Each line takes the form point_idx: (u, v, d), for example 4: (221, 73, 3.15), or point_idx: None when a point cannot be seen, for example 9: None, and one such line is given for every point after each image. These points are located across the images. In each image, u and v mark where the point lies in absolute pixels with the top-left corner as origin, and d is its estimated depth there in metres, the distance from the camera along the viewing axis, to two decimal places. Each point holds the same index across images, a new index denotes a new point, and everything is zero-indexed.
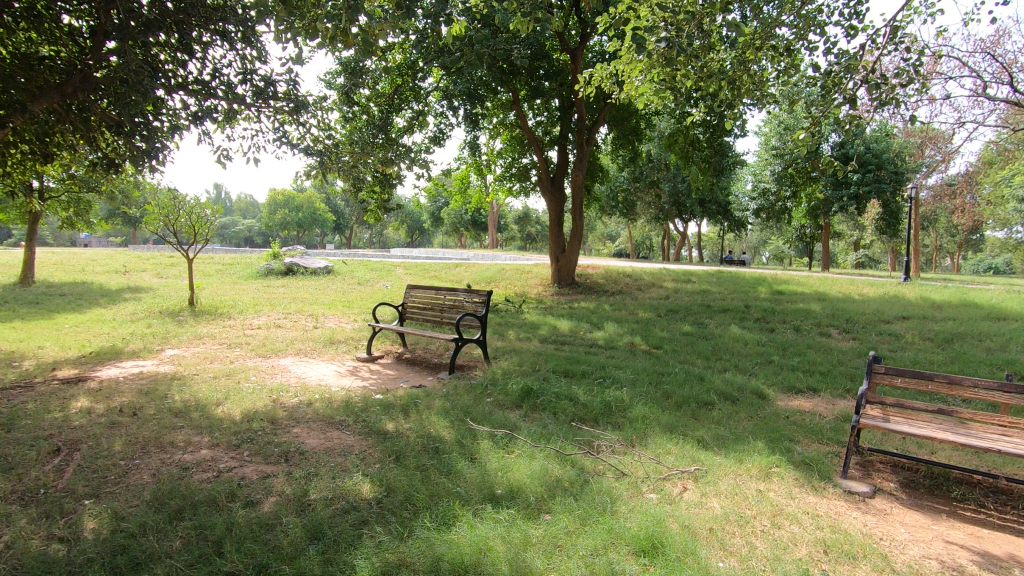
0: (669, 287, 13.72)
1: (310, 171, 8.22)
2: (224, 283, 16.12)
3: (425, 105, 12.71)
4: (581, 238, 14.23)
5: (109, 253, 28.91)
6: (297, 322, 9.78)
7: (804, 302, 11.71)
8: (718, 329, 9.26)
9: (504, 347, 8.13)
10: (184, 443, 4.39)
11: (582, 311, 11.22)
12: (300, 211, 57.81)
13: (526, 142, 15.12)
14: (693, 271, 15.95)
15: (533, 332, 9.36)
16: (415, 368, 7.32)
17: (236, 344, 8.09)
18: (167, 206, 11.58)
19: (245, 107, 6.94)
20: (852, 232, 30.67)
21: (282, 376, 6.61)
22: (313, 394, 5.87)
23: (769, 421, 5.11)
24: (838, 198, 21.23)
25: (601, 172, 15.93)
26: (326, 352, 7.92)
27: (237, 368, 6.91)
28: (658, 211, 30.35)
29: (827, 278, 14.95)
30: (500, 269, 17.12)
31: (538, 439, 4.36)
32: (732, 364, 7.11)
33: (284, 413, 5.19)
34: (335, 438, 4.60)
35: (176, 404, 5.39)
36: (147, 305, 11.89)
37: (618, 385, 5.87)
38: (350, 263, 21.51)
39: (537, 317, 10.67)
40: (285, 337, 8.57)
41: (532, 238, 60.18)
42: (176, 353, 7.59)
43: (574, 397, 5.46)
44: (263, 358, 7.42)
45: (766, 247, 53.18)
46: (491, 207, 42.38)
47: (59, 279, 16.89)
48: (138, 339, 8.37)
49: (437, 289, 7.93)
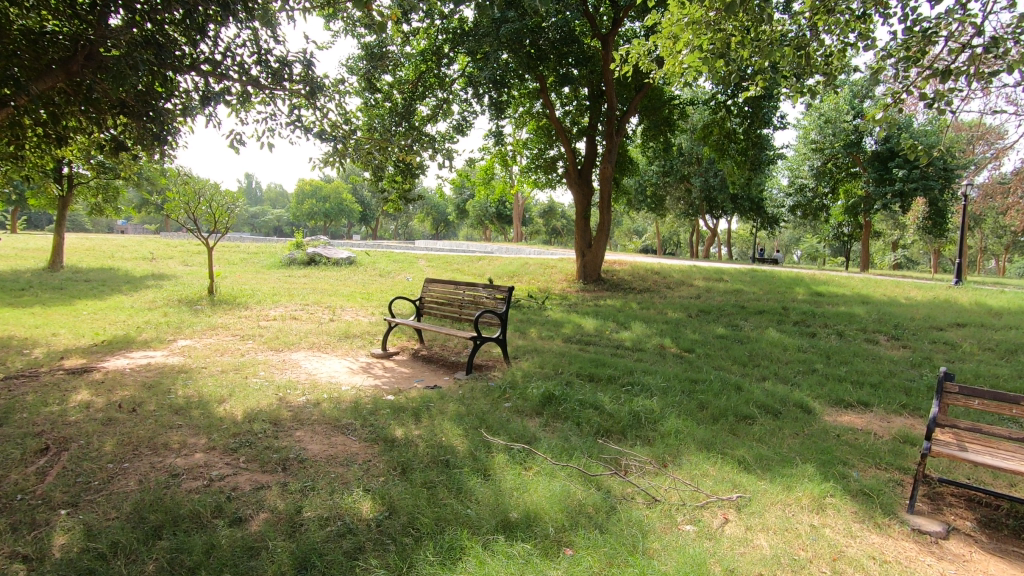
0: (700, 285, 13.12)
1: (328, 157, 7.89)
2: (246, 272, 16.06)
3: (450, 93, 12.28)
4: (608, 232, 13.70)
5: (140, 240, 29.36)
6: (314, 314, 9.52)
7: (847, 304, 10.97)
8: (754, 332, 8.69)
9: (526, 346, 7.71)
10: (178, 445, 4.11)
11: (607, 309, 10.73)
12: (327, 202, 58.29)
13: (553, 132, 14.58)
14: (725, 269, 15.25)
15: (556, 330, 8.93)
16: (431, 367, 6.95)
17: (249, 335, 7.87)
18: (188, 193, 11.45)
19: (260, 91, 6.63)
20: (895, 231, 29.24)
21: (292, 372, 6.32)
22: (322, 392, 5.55)
23: (818, 440, 4.59)
24: (881, 195, 20.25)
25: (631, 165, 15.30)
26: (340, 346, 7.62)
27: (247, 362, 6.66)
28: (688, 206, 29.50)
29: (870, 279, 14.11)
30: (524, 263, 16.70)
31: (559, 454, 3.94)
32: (771, 372, 6.56)
33: (289, 414, 4.87)
34: (339, 444, 4.25)
35: (178, 400, 5.12)
36: (167, 293, 11.82)
37: (648, 393, 5.40)
38: (373, 254, 21.38)
39: (560, 314, 10.23)
40: (300, 330, 8.31)
41: (557, 233, 59.48)
42: (188, 344, 7.39)
43: (599, 405, 5.01)
44: (275, 352, 7.16)
45: (799, 245, 51.57)
46: (516, 200, 42.00)
47: (87, 265, 17.09)
48: (153, 329, 8.21)
49: (456, 284, 7.54)
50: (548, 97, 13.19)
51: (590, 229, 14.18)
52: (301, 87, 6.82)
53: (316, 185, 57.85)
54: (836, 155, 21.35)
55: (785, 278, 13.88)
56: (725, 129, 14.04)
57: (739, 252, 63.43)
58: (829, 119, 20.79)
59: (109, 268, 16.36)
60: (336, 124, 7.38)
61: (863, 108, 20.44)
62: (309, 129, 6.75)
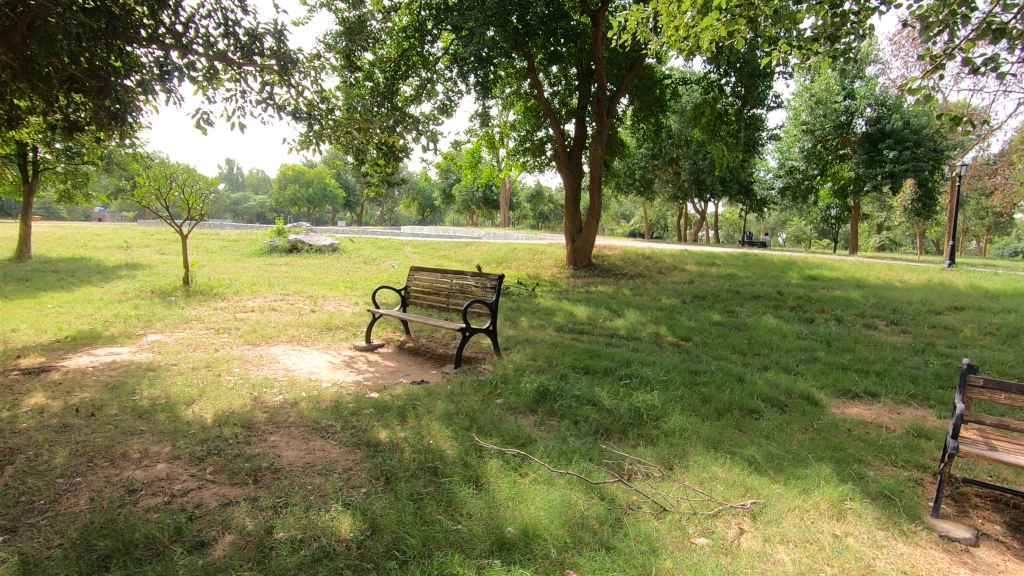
0: (692, 270, 12.86)
1: (306, 138, 7.41)
2: (225, 261, 15.49)
3: (435, 72, 11.77)
4: (598, 215, 13.40)
5: (115, 228, 28.41)
6: (294, 305, 9.10)
7: (842, 288, 10.77)
8: (751, 319, 8.45)
9: (517, 337, 7.38)
10: (138, 455, 3.73)
11: (599, 296, 10.43)
12: (311, 187, 57.19)
13: (542, 113, 14.12)
14: (717, 253, 15.01)
15: (547, 319, 8.62)
16: (418, 360, 6.60)
17: (225, 328, 7.45)
18: (159, 178, 10.88)
19: (230, 66, 6.14)
20: (882, 213, 29.23)
21: (268, 368, 5.93)
22: (301, 391, 5.18)
23: (829, 436, 4.33)
24: (872, 176, 20.09)
25: (621, 147, 14.90)
26: (322, 339, 7.24)
27: (221, 357, 6.25)
28: (676, 189, 29.22)
29: (862, 262, 13.94)
30: (512, 248, 16.32)
31: (558, 458, 3.64)
32: (772, 361, 6.31)
33: (263, 417, 4.50)
34: (317, 450, 3.91)
35: (142, 403, 4.73)
36: (139, 284, 11.29)
37: (648, 386, 5.11)
38: (357, 241, 20.83)
39: (551, 302, 9.91)
40: (279, 321, 7.90)
41: (544, 217, 58.96)
42: (158, 339, 6.95)
43: (597, 401, 4.71)
44: (252, 347, 6.75)
45: (785, 228, 51.69)
46: (504, 183, 41.55)
47: (57, 255, 16.41)
48: (121, 323, 7.75)
49: (443, 272, 7.17)
50: (536, 76, 12.74)
51: (580, 213, 13.82)
52: (273, 61, 6.35)
53: (299, 170, 56.64)
54: (827, 137, 21.08)
55: (777, 262, 13.69)
56: (715, 110, 13.72)
57: (726, 236, 63.52)
58: (820, 100, 20.54)
59: (81, 258, 15.75)
60: (315, 103, 6.89)
61: (854, 88, 20.22)
62: (284, 108, 6.24)
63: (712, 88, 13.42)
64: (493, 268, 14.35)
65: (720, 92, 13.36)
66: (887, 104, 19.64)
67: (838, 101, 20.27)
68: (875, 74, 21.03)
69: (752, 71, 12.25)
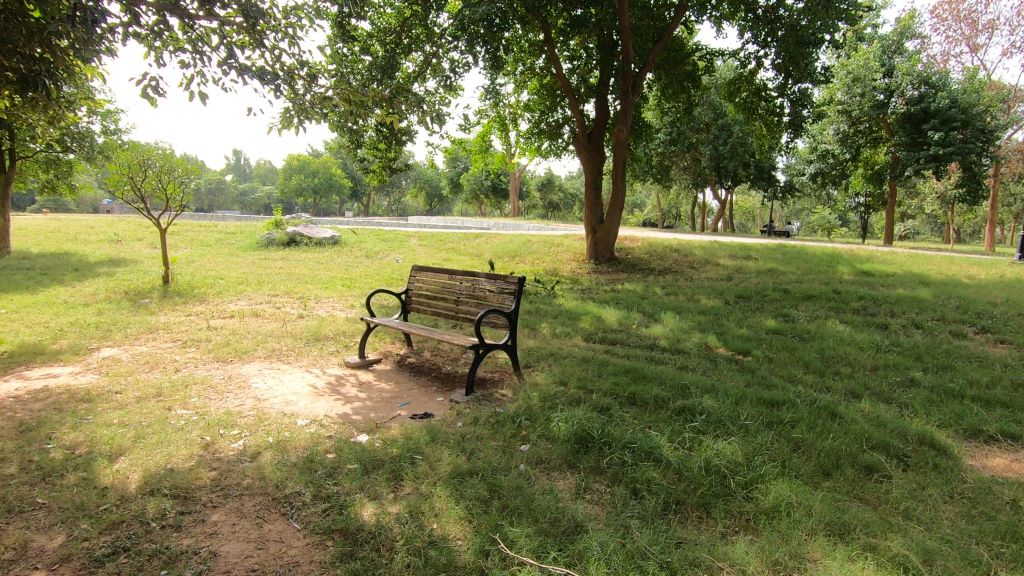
0: (727, 264, 11.57)
1: (286, 115, 6.19)
2: (216, 256, 14.36)
3: (439, 46, 10.48)
4: (622, 204, 12.12)
5: (110, 220, 27.27)
6: (281, 308, 7.94)
7: (903, 286, 9.43)
8: (812, 324, 7.18)
9: (540, 350, 6.17)
10: (9, 557, 2.57)
11: (627, 296, 9.18)
12: (317, 176, 56.09)
13: (559, 92, 12.77)
14: (750, 244, 13.67)
15: (572, 325, 7.42)
16: (421, 383, 5.42)
17: (194, 340, 6.29)
18: (131, 164, 9.70)
19: (183, 20, 4.91)
20: (913, 198, 27.54)
21: (235, 397, 4.77)
22: (268, 433, 4.02)
23: (991, 512, 3.08)
24: (913, 159, 18.56)
25: (647, 129, 13.50)
26: (306, 354, 6.07)
27: (180, 381, 5.10)
28: (695, 176, 27.82)
29: (917, 255, 12.50)
30: (526, 240, 15.10)
31: (625, 569, 2.45)
32: (860, 385, 5.06)
33: (208, 480, 3.32)
34: (272, 542, 2.73)
35: (54, 456, 3.57)
36: (115, 282, 10.19)
37: (722, 429, 3.89)
38: (360, 233, 19.66)
39: (574, 303, 8.70)
40: (258, 330, 6.73)
41: (555, 207, 57.37)
42: (111, 355, 5.81)
43: (659, 455, 3.49)
44: (222, 365, 5.60)
45: (804, 216, 49.95)
46: (515, 170, 40.24)
47: (40, 249, 15.40)
48: (76, 333, 6.63)
49: (450, 272, 5.97)
50: (552, 48, 11.37)
51: (602, 202, 12.54)
52: (240, 17, 5.15)
53: (304, 160, 55.64)
54: (863, 118, 19.58)
55: (820, 255, 12.32)
56: (752, 86, 12.39)
57: (740, 225, 61.85)
58: (857, 77, 18.96)
59: (63, 253, 14.66)
60: (296, 71, 5.66)
61: (894, 64, 18.53)
62: (249, 71, 4.97)
63: (749, 61, 12.04)
64: (506, 262, 13.13)
65: (758, 65, 11.99)
66: (930, 81, 18.01)
67: (877, 79, 18.66)
68: (915, 49, 19.43)
69: (799, 40, 10.84)
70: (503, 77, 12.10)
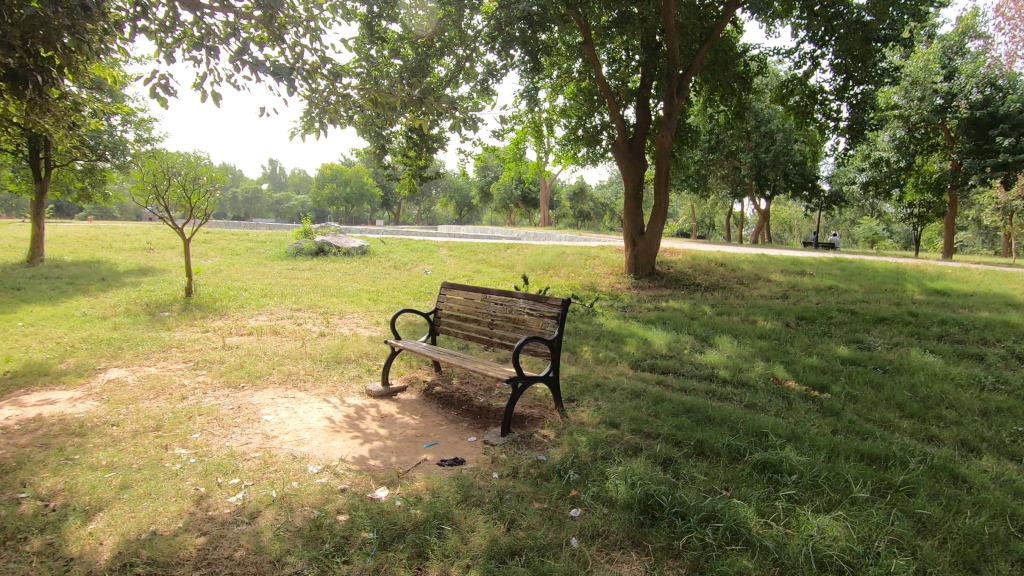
0: (780, 280, 10.68)
1: (310, 117, 5.68)
2: (243, 266, 14.12)
3: (474, 50, 9.96)
4: (664, 215, 11.34)
5: (146, 227, 27.63)
6: (301, 325, 7.42)
7: (988, 308, 8.38)
8: (893, 353, 6.29)
9: (583, 380, 5.48)
10: None
11: (674, 315, 8.39)
12: (348, 185, 56.59)
13: (597, 96, 12.12)
14: (802, 258, 12.72)
15: (617, 349, 6.70)
16: (450, 418, 4.79)
17: (206, 361, 5.80)
18: (155, 172, 9.43)
19: (194, 12, 4.41)
20: (970, 208, 25.82)
21: (242, 433, 4.22)
22: (274, 483, 3.43)
23: None
24: (979, 167, 17.26)
25: (692, 134, 12.70)
26: (325, 380, 5.51)
27: (184, 411, 4.58)
28: (735, 185, 26.73)
29: (994, 271, 11.33)
30: (560, 252, 14.44)
31: None
32: (974, 434, 4.20)
33: (194, 550, 2.74)
34: None
35: (23, 510, 3.05)
36: (139, 293, 9.90)
37: (822, 499, 3.12)
38: (389, 242, 19.28)
39: (616, 323, 7.98)
40: (275, 351, 6.20)
41: (585, 216, 56.51)
42: (117, 377, 5.36)
43: (748, 536, 2.76)
44: (232, 392, 5.08)
45: (846, 227, 47.98)
46: (545, 179, 39.69)
47: (74, 257, 15.44)
48: (86, 351, 6.22)
49: (483, 292, 5.36)
50: (592, 50, 10.74)
51: (643, 213, 11.78)
52: (257, 11, 4.65)
53: (337, 169, 56.31)
54: (921, 123, 18.26)
55: (883, 271, 11.27)
56: (806, 88, 11.47)
57: (777, 236, 59.76)
58: (915, 80, 17.75)
59: (95, 261, 14.63)
60: (319, 69, 5.14)
61: (956, 66, 17.06)
62: (263, 66, 4.41)
63: (805, 61, 11.13)
64: (539, 276, 12.45)
65: (814, 66, 11.07)
66: (997, 83, 16.54)
67: (937, 81, 17.07)
68: (978, 49, 18.11)
69: (864, 36, 9.86)
70: (539, 80, 11.53)
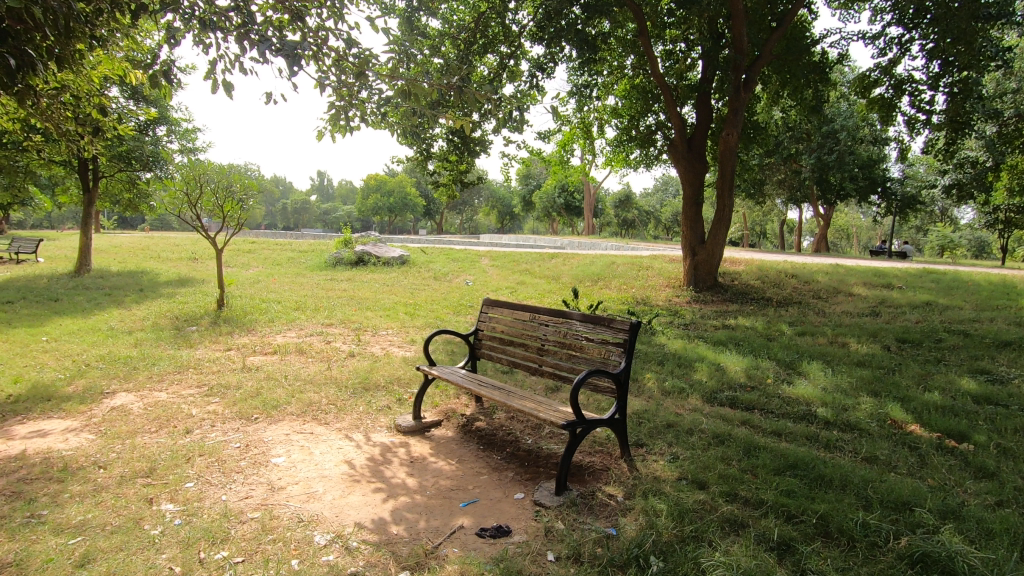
0: (864, 295, 9.41)
1: (338, 112, 5.10)
2: (282, 277, 13.81)
3: (518, 47, 9.29)
4: (728, 221, 10.26)
5: (194, 238, 28.07)
6: (331, 344, 6.78)
7: None
8: None
9: (653, 419, 4.54)
10: None
11: (747, 335, 7.33)
12: (392, 196, 57.06)
13: (653, 94, 11.20)
14: (885, 269, 11.33)
15: (687, 378, 5.73)
16: (493, 465, 3.95)
17: (222, 386, 5.18)
18: (189, 180, 9.13)
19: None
20: None
21: (245, 483, 3.51)
22: (269, 562, 2.68)
23: None
24: None
25: (758, 132, 11.56)
26: (350, 412, 4.79)
27: (184, 450, 3.93)
28: (794, 190, 25.07)
29: None
30: (610, 262, 13.49)
31: None
32: None
33: None
34: None
35: None
36: (172, 305, 9.57)
37: None
38: (430, 252, 18.75)
39: (681, 344, 7.00)
40: (298, 374, 5.55)
41: (630, 225, 54.99)
42: (122, 404, 4.80)
43: None
44: (243, 425, 4.42)
45: (912, 235, 44.82)
46: (588, 186, 38.68)
47: (121, 267, 15.55)
48: (100, 370, 5.74)
49: (532, 311, 4.53)
50: (648, 42, 9.85)
51: (703, 219, 10.75)
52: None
53: (381, 179, 56.93)
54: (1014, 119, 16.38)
55: (986, 284, 9.79)
56: (892, 77, 10.21)
57: (835, 244, 56.60)
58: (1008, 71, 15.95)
59: (139, 271, 14.61)
60: (344, 56, 4.56)
61: None
62: (271, 46, 3.83)
63: (891, 48, 9.85)
64: (588, 288, 11.56)
65: (903, 52, 9.79)
66: None
67: None
68: None
69: (970, 13, 8.52)
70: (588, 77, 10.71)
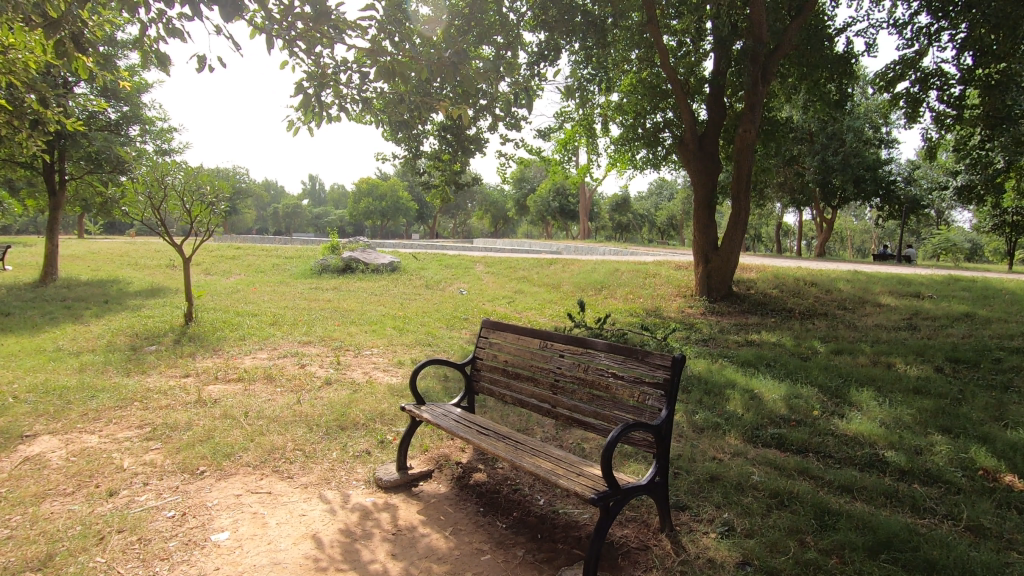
0: (893, 305, 8.64)
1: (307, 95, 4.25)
2: (263, 286, 12.89)
3: (515, 37, 8.46)
4: (743, 225, 9.47)
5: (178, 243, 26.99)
6: (305, 368, 5.90)
7: None
8: None
9: (691, 471, 3.70)
10: None
11: (777, 354, 6.52)
12: (384, 199, 56.12)
13: (661, 88, 10.41)
14: (910, 276, 10.57)
15: (721, 409, 4.89)
16: (498, 540, 3.08)
17: (167, 427, 4.30)
18: (152, 182, 8.26)
19: None
20: None
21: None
22: None
23: None
24: None
25: (772, 130, 10.82)
26: (320, 461, 3.92)
27: (96, 525, 3.03)
28: (796, 193, 24.40)
29: None
30: (613, 269, 12.68)
31: None
32: None
33: None
34: None
35: None
36: (134, 320, 8.64)
37: None
38: (422, 258, 17.87)
39: (704, 365, 6.18)
40: (262, 410, 4.68)
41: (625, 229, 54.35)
42: (36, 454, 3.88)
43: None
44: (184, 484, 3.53)
45: (909, 237, 44.37)
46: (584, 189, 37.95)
47: (91, 275, 14.55)
48: (26, 405, 4.84)
49: (543, 337, 3.70)
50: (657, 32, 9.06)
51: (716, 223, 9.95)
52: None
53: (373, 183, 55.99)
54: None
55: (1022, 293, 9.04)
56: (918, 71, 9.50)
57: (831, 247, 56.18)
58: None
59: (109, 280, 13.62)
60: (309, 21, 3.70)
61: None
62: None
63: (919, 39, 9.14)
64: (592, 297, 10.77)
65: (932, 43, 9.08)
66: None
67: None
68: None
69: None
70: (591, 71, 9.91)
